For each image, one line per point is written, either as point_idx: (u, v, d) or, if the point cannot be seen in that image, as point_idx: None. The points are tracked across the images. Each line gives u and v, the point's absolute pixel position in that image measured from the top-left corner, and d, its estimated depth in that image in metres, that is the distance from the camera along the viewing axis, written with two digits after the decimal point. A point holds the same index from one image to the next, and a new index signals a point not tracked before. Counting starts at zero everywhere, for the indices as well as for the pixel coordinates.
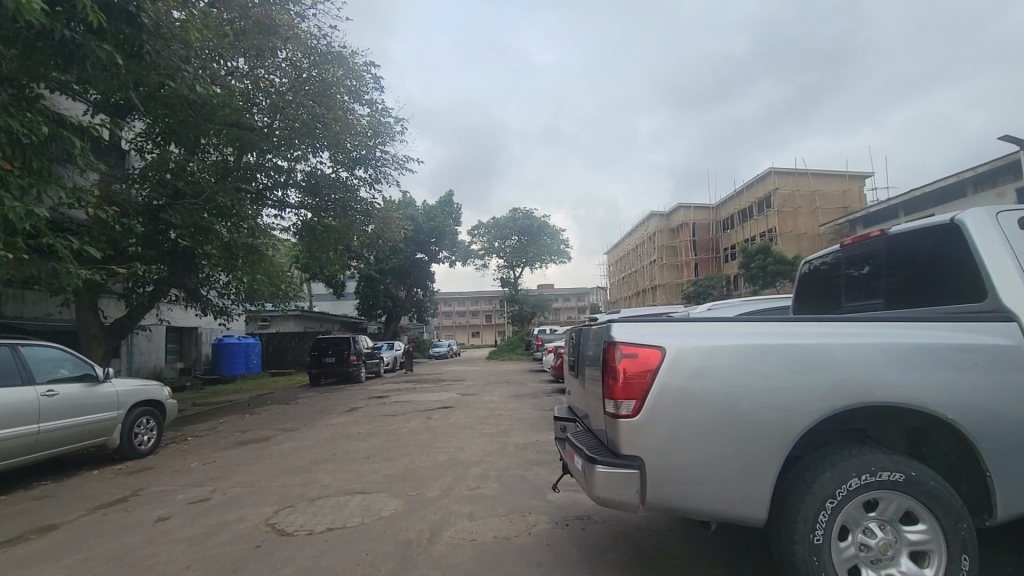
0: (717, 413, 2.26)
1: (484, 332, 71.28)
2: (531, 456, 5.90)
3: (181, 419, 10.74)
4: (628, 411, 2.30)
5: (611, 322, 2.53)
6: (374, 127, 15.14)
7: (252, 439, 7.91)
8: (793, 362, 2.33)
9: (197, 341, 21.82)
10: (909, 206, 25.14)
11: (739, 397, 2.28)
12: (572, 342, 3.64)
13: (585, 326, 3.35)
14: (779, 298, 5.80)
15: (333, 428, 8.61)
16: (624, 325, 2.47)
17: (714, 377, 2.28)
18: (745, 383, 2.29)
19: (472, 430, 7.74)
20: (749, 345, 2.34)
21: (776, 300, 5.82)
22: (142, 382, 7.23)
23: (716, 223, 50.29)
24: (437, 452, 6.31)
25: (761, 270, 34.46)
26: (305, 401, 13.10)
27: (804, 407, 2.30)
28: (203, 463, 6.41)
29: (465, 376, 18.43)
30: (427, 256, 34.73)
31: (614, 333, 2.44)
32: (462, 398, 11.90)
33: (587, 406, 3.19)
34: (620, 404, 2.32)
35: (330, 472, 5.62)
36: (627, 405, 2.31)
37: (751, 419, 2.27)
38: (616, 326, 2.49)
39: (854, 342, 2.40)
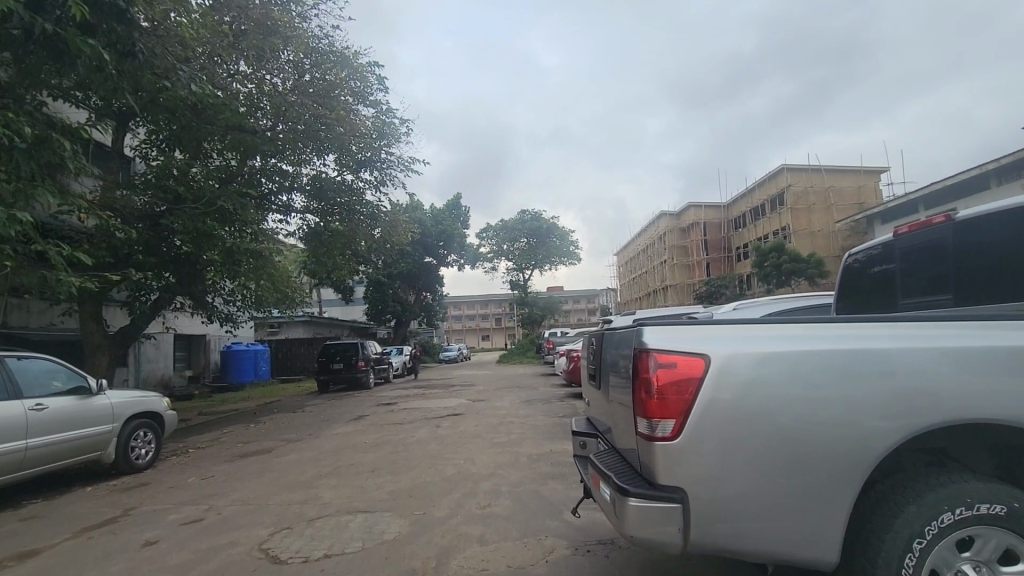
0: (773, 434, 1.89)
1: (494, 335, 70.97)
2: (546, 469, 5.51)
3: (185, 430, 10.49)
4: (666, 432, 1.93)
5: (641, 326, 2.17)
6: (379, 127, 14.86)
7: (255, 452, 7.61)
8: (860, 372, 1.97)
9: (205, 349, 21.66)
10: (929, 199, 24.45)
11: (800, 414, 1.91)
12: (590, 349, 3.28)
13: (606, 331, 2.98)
14: (813, 298, 5.37)
15: (339, 438, 8.29)
16: (657, 330, 2.11)
17: (770, 391, 1.91)
18: (807, 398, 1.92)
19: (482, 439, 7.38)
20: (808, 352, 1.97)
21: (809, 300, 5.39)
22: (140, 393, 6.96)
23: (728, 222, 49.59)
24: (446, 465, 5.94)
25: (775, 268, 33.81)
26: (312, 409, 12.83)
27: (879, 425, 1.93)
28: (201, 478, 6.10)
29: (476, 381, 18.06)
30: (435, 260, 34.49)
31: (646, 339, 2.08)
32: (472, 404, 11.53)
33: (610, 421, 2.82)
34: (657, 424, 1.95)
35: (331, 488, 5.27)
36: (665, 425, 1.94)
37: (814, 442, 1.90)
38: (648, 331, 2.12)
39: (931, 345, 2.03)
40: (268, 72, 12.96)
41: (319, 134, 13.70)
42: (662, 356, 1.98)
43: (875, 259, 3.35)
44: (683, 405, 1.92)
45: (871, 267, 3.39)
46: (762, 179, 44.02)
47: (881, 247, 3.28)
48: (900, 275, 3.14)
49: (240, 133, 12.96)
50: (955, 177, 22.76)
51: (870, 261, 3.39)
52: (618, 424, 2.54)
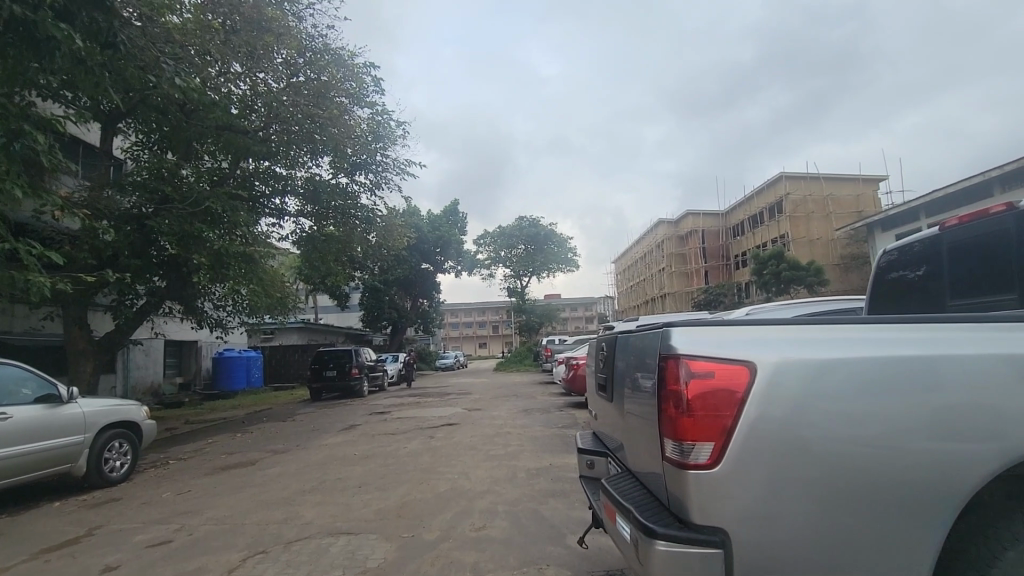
0: (827, 461, 1.57)
1: (491, 343, 70.53)
2: (545, 485, 5.14)
3: (168, 440, 10.06)
4: (704, 458, 1.59)
5: (667, 328, 1.83)
6: (375, 129, 14.57)
7: (237, 464, 7.19)
8: (922, 381, 1.65)
9: (196, 355, 21.18)
10: (930, 207, 24.27)
11: (858, 437, 1.59)
12: (600, 356, 2.94)
13: (618, 335, 2.65)
14: (837, 303, 5.05)
15: (327, 450, 7.88)
16: (688, 332, 1.77)
17: (824, 411, 1.57)
18: (866, 418, 1.60)
19: (478, 451, 7.00)
20: (867, 361, 1.65)
21: (833, 304, 5.07)
22: (116, 402, 6.56)
23: (727, 230, 49.45)
24: (439, 480, 5.56)
25: (774, 276, 33.60)
26: (302, 418, 12.41)
27: (949, 448, 1.61)
28: (176, 493, 5.69)
29: (472, 389, 17.68)
30: (432, 266, 34.13)
31: (676, 343, 1.73)
32: (467, 414, 11.14)
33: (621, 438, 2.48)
34: (692, 449, 1.61)
35: (314, 506, 4.89)
36: (703, 450, 1.60)
37: (873, 470, 1.58)
38: (676, 333, 1.78)
39: (1004, 350, 1.71)
40: (263, 73, 12.65)
41: (313, 135, 13.40)
42: (696, 364, 1.65)
43: (895, 265, 3.18)
44: (722, 423, 1.59)
45: (889, 273, 3.23)
46: (761, 186, 43.91)
47: (897, 252, 3.14)
48: (920, 283, 2.99)
49: (231, 132, 12.67)
50: (955, 185, 22.60)
51: (889, 267, 3.23)
52: (632, 440, 2.21)
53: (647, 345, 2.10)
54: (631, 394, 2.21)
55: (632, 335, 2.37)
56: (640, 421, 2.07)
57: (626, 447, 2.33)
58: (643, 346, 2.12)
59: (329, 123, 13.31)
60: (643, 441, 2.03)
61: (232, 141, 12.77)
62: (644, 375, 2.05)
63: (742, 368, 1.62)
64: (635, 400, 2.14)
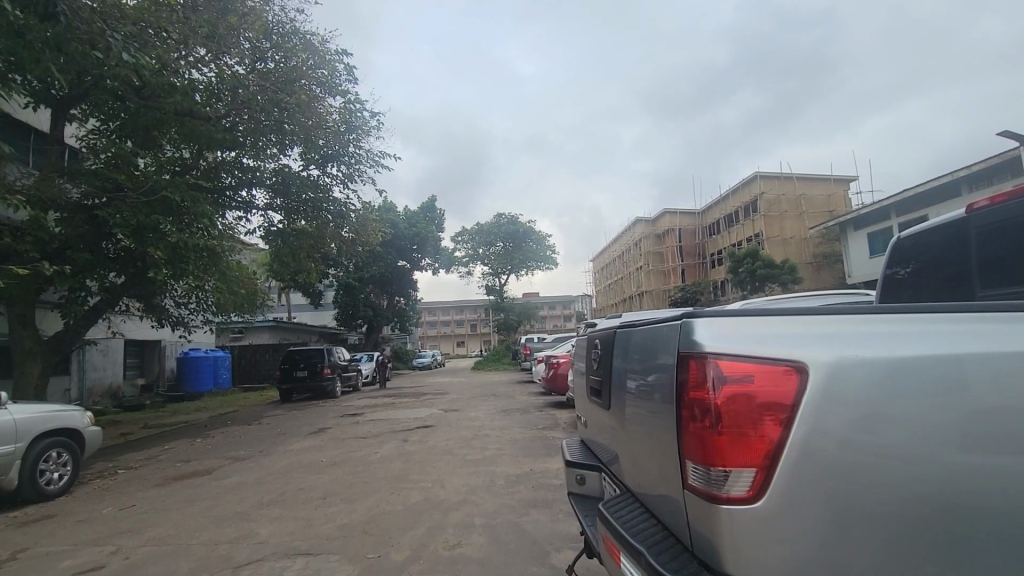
0: (864, 478, 1.28)
1: (469, 341, 70.06)
2: (525, 493, 4.78)
3: (121, 446, 9.40)
4: (743, 491, 1.32)
5: (688, 327, 1.54)
6: (347, 120, 13.96)
7: (192, 474, 6.65)
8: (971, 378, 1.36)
9: (160, 356, 20.23)
10: (901, 206, 24.63)
11: (896, 447, 1.30)
12: (591, 354, 2.63)
13: (614, 332, 2.33)
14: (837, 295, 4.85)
15: (292, 456, 7.38)
16: (716, 330, 1.48)
17: (865, 418, 1.29)
18: (908, 424, 1.31)
19: (454, 456, 6.60)
20: (907, 355, 1.36)
21: (833, 296, 4.87)
22: (56, 407, 6.00)
23: (703, 229, 49.86)
24: (411, 490, 5.16)
25: (750, 274, 33.91)
26: (269, 421, 11.81)
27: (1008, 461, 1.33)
28: (119, 508, 5.16)
29: (449, 389, 17.23)
30: (409, 264, 33.48)
31: (702, 346, 1.45)
32: (444, 415, 10.73)
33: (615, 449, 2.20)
34: (731, 479, 1.34)
35: (273, 521, 4.45)
36: (742, 480, 1.33)
37: (922, 491, 1.30)
38: (701, 333, 1.49)
39: None
40: (229, 57, 11.95)
41: (279, 122, 12.77)
42: (732, 366, 1.38)
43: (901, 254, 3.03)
44: (766, 438, 1.33)
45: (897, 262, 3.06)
46: (737, 186, 44.33)
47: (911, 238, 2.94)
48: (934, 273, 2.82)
49: (190, 118, 11.91)
50: (926, 184, 22.97)
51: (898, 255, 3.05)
52: (629, 451, 1.94)
53: (648, 340, 1.82)
54: (628, 398, 1.94)
55: (629, 330, 2.09)
56: (641, 430, 1.80)
57: (621, 457, 2.06)
58: (646, 341, 1.84)
59: (297, 109, 12.68)
60: (646, 453, 1.76)
61: (192, 130, 12.02)
62: (646, 374, 1.77)
63: (791, 370, 1.34)
64: (634, 403, 1.87)
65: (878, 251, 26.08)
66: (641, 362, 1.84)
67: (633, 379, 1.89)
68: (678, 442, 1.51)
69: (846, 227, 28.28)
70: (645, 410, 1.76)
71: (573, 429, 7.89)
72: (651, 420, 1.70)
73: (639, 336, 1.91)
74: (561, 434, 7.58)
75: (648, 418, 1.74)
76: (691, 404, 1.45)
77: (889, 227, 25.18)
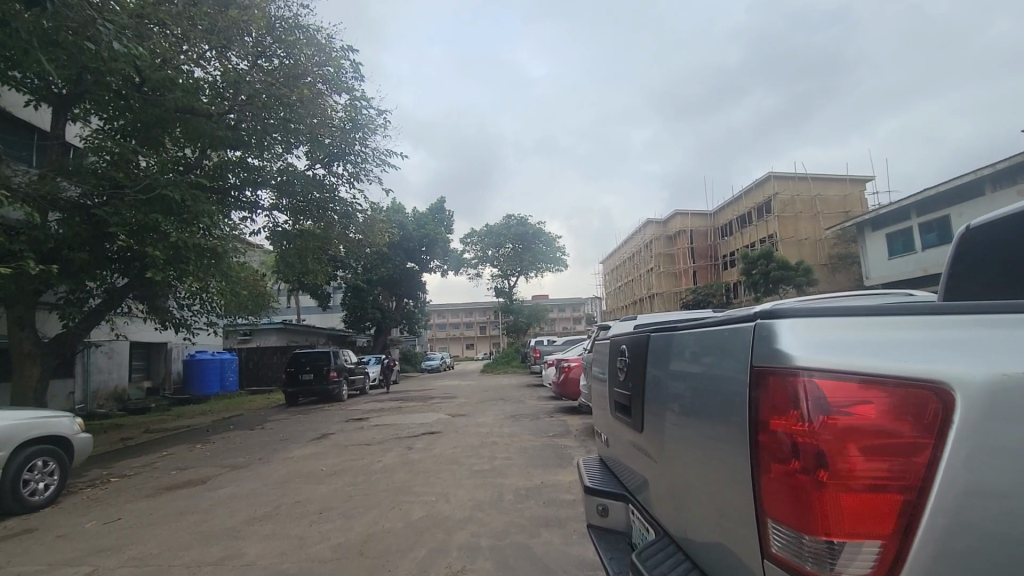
0: None
1: (478, 344, 69.77)
2: (537, 510, 4.40)
3: (120, 452, 9.16)
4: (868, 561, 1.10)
5: (787, 339, 1.27)
6: (352, 118, 13.67)
7: (186, 483, 6.36)
8: None
9: (166, 358, 20.10)
10: (921, 206, 23.91)
11: None
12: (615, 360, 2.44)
13: (643, 334, 2.14)
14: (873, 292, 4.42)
15: (292, 465, 7.06)
16: (825, 349, 1.21)
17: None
18: None
19: (460, 466, 6.22)
20: None
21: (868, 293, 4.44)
22: (44, 414, 5.74)
23: (715, 230, 49.17)
24: (413, 504, 4.79)
25: (763, 276, 33.22)
26: (273, 426, 11.53)
27: None
28: (104, 523, 4.86)
29: (457, 393, 16.87)
30: (417, 266, 33.19)
31: (807, 369, 1.19)
32: (451, 421, 10.35)
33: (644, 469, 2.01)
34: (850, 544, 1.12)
35: (262, 539, 4.11)
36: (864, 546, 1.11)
37: None
38: (800, 350, 1.22)
39: None
40: (233, 53, 11.78)
41: (281, 119, 12.52)
42: (839, 393, 1.14)
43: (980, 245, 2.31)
44: (879, 479, 1.11)
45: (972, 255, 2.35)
46: (749, 186, 43.65)
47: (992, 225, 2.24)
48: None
49: (190, 115, 11.66)
50: (948, 183, 22.27)
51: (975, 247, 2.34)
52: (672, 471, 1.72)
53: (706, 346, 1.59)
54: (670, 417, 1.74)
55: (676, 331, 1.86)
56: (695, 449, 1.58)
57: (657, 477, 1.85)
58: (703, 346, 1.60)
59: (302, 105, 12.41)
60: (704, 478, 1.53)
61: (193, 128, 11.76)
62: (706, 383, 1.54)
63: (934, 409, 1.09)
64: (684, 418, 1.64)
65: (897, 251, 25.36)
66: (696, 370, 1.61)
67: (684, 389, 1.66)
68: (762, 473, 1.29)
69: (864, 227, 27.59)
70: (702, 427, 1.54)
71: (585, 437, 7.47)
72: (714, 440, 1.48)
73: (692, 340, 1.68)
74: (573, 442, 7.17)
75: (705, 437, 1.52)
76: (779, 432, 1.23)
77: (909, 227, 24.46)
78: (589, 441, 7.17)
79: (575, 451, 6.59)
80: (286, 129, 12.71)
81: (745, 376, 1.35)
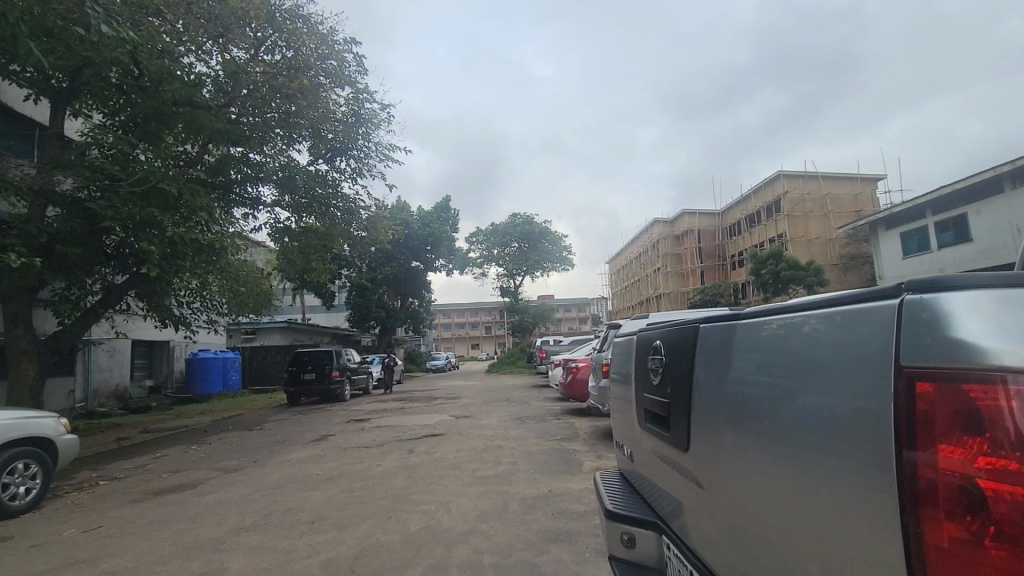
0: None
1: (483, 344, 69.50)
2: (544, 522, 4.07)
3: (114, 453, 8.91)
4: None
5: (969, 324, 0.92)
6: (354, 112, 13.41)
7: (176, 487, 6.08)
8: None
9: (168, 357, 19.94)
10: (937, 204, 23.39)
11: None
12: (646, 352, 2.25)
13: (688, 325, 1.94)
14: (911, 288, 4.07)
15: (288, 468, 6.77)
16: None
17: None
18: None
19: (463, 472, 5.90)
20: None
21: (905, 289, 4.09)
22: (27, 415, 5.48)
23: (723, 229, 48.64)
24: (411, 514, 4.46)
25: (773, 276, 32.69)
26: (273, 426, 11.26)
27: None
28: (84, 531, 4.58)
29: (462, 393, 16.56)
30: (422, 265, 32.89)
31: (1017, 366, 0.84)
32: (455, 422, 10.03)
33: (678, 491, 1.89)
34: None
35: (248, 552, 3.80)
36: None
37: None
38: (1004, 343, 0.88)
39: None
40: (236, 47, 11.52)
41: (282, 113, 12.27)
42: None
43: None
44: None
45: None
46: (758, 185, 43.12)
47: None
48: None
49: (188, 108, 11.39)
50: (964, 180, 21.76)
51: None
52: (751, 490, 1.45)
53: (806, 339, 1.31)
54: (731, 433, 1.55)
55: (751, 321, 1.58)
56: (790, 464, 1.31)
57: (721, 494, 1.58)
58: (800, 344, 1.33)
59: (305, 99, 12.17)
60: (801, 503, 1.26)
61: (191, 123, 11.44)
62: (811, 384, 1.26)
63: None
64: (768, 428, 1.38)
65: (911, 251, 24.80)
66: (792, 368, 1.33)
67: (774, 391, 1.38)
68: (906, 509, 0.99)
69: (877, 226, 27.06)
70: (804, 437, 1.26)
71: (594, 441, 7.13)
72: (824, 455, 1.20)
73: (783, 333, 1.40)
74: (582, 446, 6.83)
75: (809, 451, 1.25)
76: (954, 459, 0.93)
77: (925, 226, 23.91)
78: (598, 445, 6.82)
79: (584, 457, 6.25)
80: (288, 123, 12.45)
81: (879, 373, 1.06)
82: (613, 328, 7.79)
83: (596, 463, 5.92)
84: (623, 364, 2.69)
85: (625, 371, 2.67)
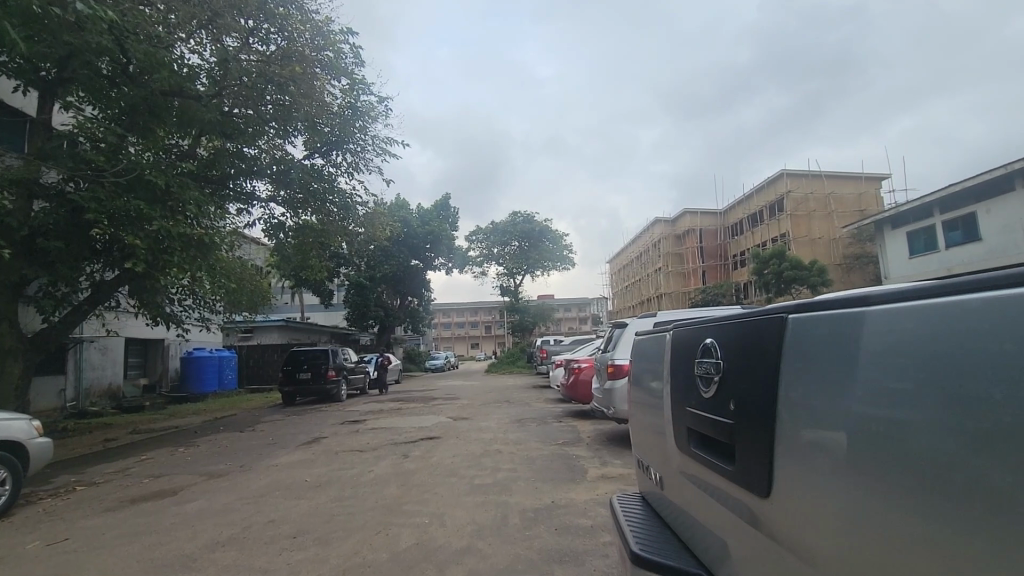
0: None
1: (483, 343, 69.24)
2: (547, 539, 3.72)
3: (98, 455, 8.56)
4: None
5: None
6: (350, 105, 13.07)
7: (156, 494, 5.73)
8: None
9: (162, 355, 19.56)
10: (945, 203, 23.06)
11: None
12: (688, 348, 1.95)
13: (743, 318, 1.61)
14: None
15: (275, 473, 6.42)
16: None
17: None
18: None
19: (459, 480, 5.53)
20: None
21: None
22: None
23: (725, 229, 48.29)
24: (402, 529, 4.10)
25: (776, 276, 32.35)
26: (265, 427, 10.91)
27: None
28: (49, 546, 4.23)
29: (461, 393, 16.20)
30: (422, 263, 32.52)
31: None
32: (452, 424, 9.66)
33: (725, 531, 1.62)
34: None
35: (221, 573, 3.45)
36: None
37: None
38: None
39: None
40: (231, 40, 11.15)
41: (275, 103, 11.93)
42: None
43: None
44: None
45: None
46: (761, 184, 42.76)
47: None
48: None
49: (179, 98, 11.10)
50: (972, 179, 21.46)
51: None
52: (842, 534, 1.15)
53: (950, 343, 0.97)
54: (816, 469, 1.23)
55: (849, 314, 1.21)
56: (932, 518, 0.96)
57: (797, 531, 1.28)
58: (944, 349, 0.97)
59: (299, 91, 11.79)
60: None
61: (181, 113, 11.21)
62: (963, 404, 0.92)
63: None
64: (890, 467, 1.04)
65: (918, 251, 24.48)
66: (911, 380, 1.02)
67: (884, 407, 1.07)
68: None
69: (883, 225, 26.73)
70: (951, 477, 0.93)
71: (598, 446, 6.77)
72: (989, 506, 0.87)
73: (891, 332, 1.08)
74: (585, 451, 6.47)
75: (963, 497, 0.91)
76: None
77: (932, 225, 23.59)
78: (602, 450, 6.45)
79: (588, 463, 5.89)
80: (282, 114, 12.08)
81: None
82: (618, 327, 7.42)
83: (601, 471, 5.57)
84: (649, 364, 2.37)
85: (653, 372, 2.34)
